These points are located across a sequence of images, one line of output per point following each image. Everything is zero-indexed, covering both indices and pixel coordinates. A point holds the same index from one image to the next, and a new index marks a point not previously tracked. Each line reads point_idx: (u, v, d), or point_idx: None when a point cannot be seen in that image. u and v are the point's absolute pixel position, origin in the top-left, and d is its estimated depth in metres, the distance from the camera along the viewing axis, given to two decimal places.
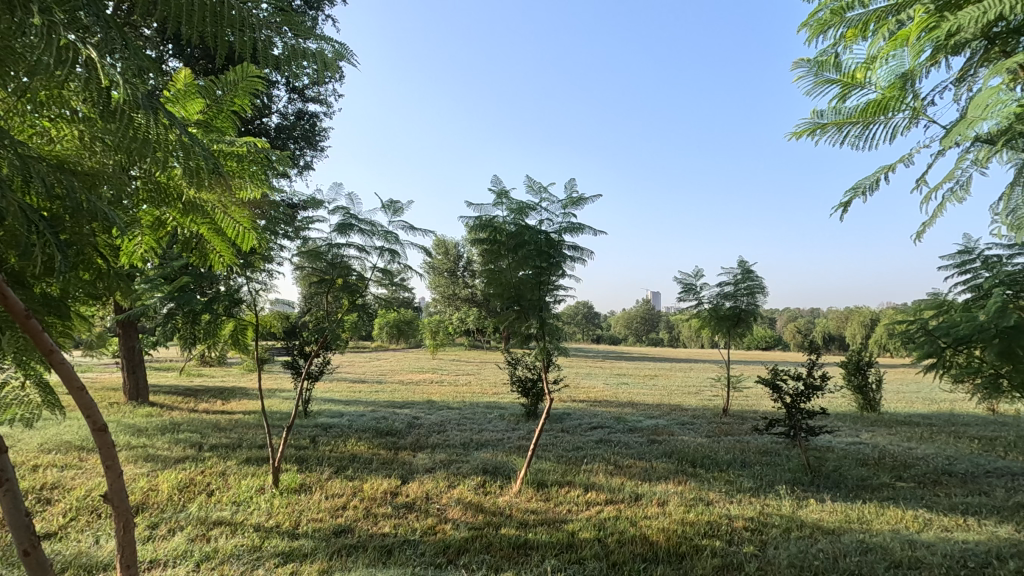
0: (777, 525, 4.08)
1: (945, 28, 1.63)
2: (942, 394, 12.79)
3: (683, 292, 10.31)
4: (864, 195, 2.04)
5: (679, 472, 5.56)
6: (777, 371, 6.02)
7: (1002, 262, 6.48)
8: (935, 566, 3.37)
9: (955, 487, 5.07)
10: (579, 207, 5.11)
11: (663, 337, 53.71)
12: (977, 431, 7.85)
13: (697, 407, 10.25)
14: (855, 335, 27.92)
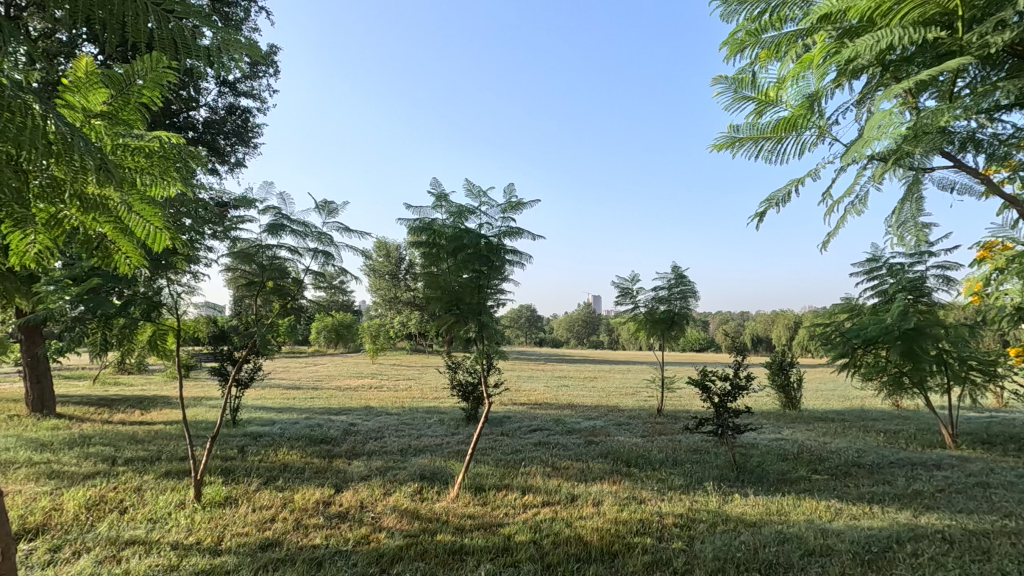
0: (704, 521, 4.26)
1: (843, 55, 1.79)
2: (854, 391, 13.79)
3: (620, 296, 10.61)
4: (777, 207, 2.17)
5: (614, 472, 5.70)
6: (706, 372, 6.30)
7: (905, 270, 7.07)
8: (843, 552, 3.62)
9: (863, 478, 5.47)
10: (518, 211, 5.15)
11: (603, 340, 55.06)
12: (883, 425, 8.51)
13: (633, 408, 10.54)
14: (780, 337, 29.63)
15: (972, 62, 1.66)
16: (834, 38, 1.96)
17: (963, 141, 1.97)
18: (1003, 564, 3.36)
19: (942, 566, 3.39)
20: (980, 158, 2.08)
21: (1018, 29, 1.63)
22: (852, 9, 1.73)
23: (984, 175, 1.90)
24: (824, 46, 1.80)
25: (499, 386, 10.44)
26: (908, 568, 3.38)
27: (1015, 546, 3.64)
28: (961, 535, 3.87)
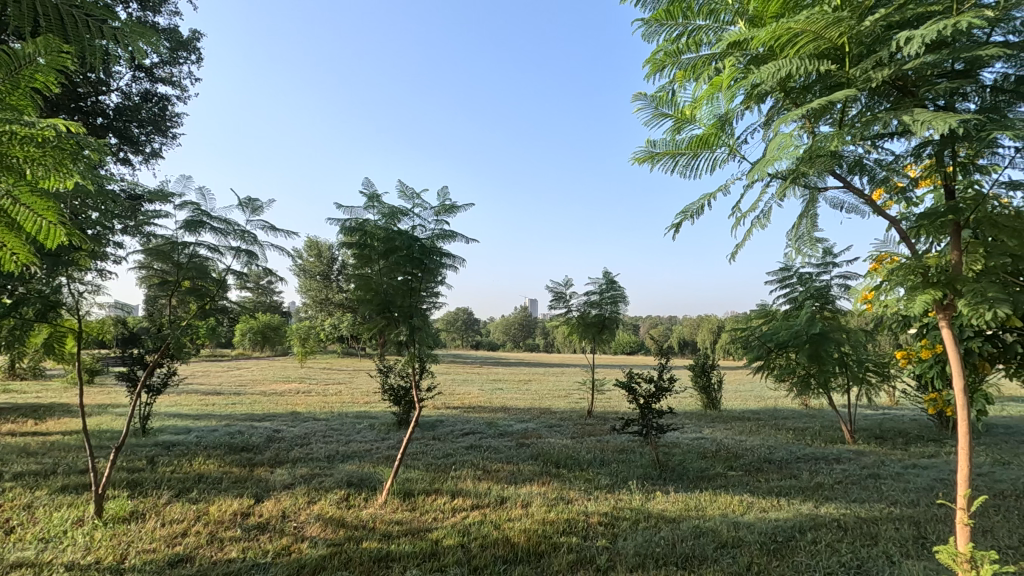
0: (627, 518, 4.41)
1: (749, 80, 1.95)
2: (768, 392, 14.74)
3: (553, 300, 10.80)
4: (692, 219, 2.30)
5: (544, 474, 5.80)
6: (632, 374, 6.53)
7: (812, 278, 7.63)
8: (752, 543, 3.86)
9: (773, 473, 5.85)
10: (451, 215, 5.15)
11: (539, 343, 55.76)
12: (793, 423, 9.15)
13: (565, 410, 10.75)
14: (704, 340, 31.13)
15: (857, 93, 1.86)
16: (742, 66, 2.14)
17: (852, 165, 2.19)
18: (888, 548, 3.71)
19: (837, 552, 3.69)
20: (867, 181, 2.31)
21: (895, 66, 1.85)
22: (758, 38, 1.90)
23: (870, 197, 2.11)
24: (733, 70, 1.96)
25: (432, 390, 10.33)
26: (808, 554, 3.66)
27: (898, 530, 4.03)
28: (854, 523, 4.24)
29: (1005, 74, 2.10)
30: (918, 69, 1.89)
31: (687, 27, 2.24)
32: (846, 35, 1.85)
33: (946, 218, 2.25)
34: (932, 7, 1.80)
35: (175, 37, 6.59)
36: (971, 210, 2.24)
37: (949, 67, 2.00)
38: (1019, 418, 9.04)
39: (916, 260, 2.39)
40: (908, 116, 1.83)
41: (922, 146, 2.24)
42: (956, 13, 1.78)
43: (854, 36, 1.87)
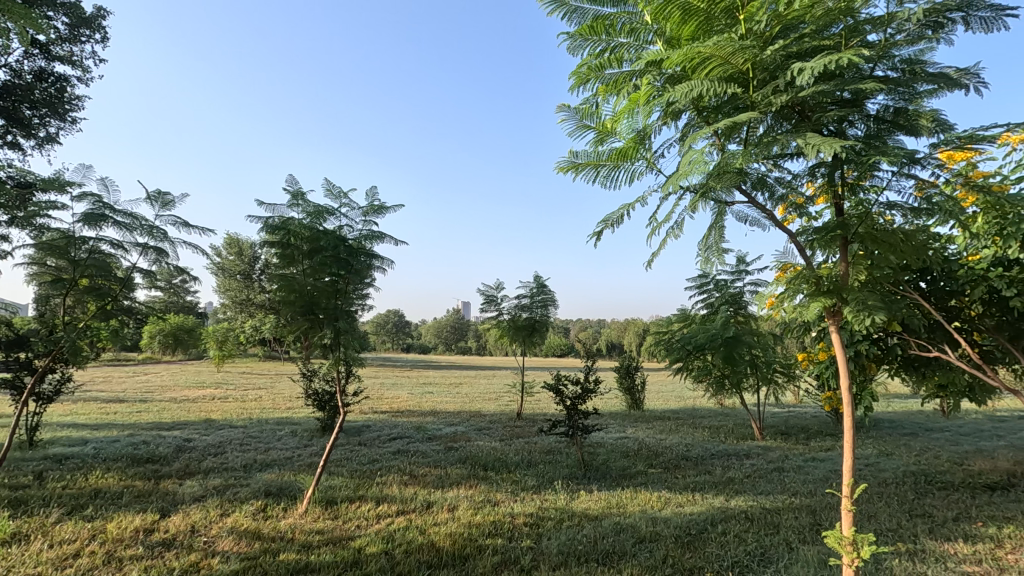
0: (551, 518, 4.50)
1: (664, 98, 2.06)
2: (688, 392, 15.52)
3: (484, 302, 10.84)
4: (612, 227, 2.40)
5: (471, 477, 5.80)
6: (559, 377, 6.68)
7: (727, 285, 8.10)
8: (667, 537, 4.05)
9: (689, 470, 6.17)
10: (380, 215, 5.06)
11: (471, 346, 55.66)
12: (709, 422, 9.67)
13: (494, 413, 10.80)
14: (631, 343, 32.21)
15: (759, 115, 2.02)
16: (659, 85, 2.26)
17: (756, 182, 2.36)
18: (788, 535, 4.02)
19: (743, 542, 3.95)
20: (770, 196, 2.50)
21: (791, 93, 2.02)
22: (672, 59, 2.02)
23: (770, 211, 2.28)
24: (650, 87, 2.07)
25: (358, 394, 10.06)
26: (717, 545, 3.88)
27: (797, 519, 4.37)
28: (759, 514, 4.55)
29: (885, 106, 2.35)
30: (812, 97, 2.08)
31: (610, 43, 2.34)
32: (750, 61, 2.00)
33: (836, 233, 2.48)
34: (824, 42, 2.00)
35: (77, 13, 6.07)
36: (856, 225, 2.48)
37: (839, 97, 2.21)
38: (901, 414, 10.05)
39: (811, 270, 2.61)
40: (802, 140, 2.01)
41: (816, 167, 2.45)
42: (844, 49, 1.97)
43: (757, 63, 2.04)
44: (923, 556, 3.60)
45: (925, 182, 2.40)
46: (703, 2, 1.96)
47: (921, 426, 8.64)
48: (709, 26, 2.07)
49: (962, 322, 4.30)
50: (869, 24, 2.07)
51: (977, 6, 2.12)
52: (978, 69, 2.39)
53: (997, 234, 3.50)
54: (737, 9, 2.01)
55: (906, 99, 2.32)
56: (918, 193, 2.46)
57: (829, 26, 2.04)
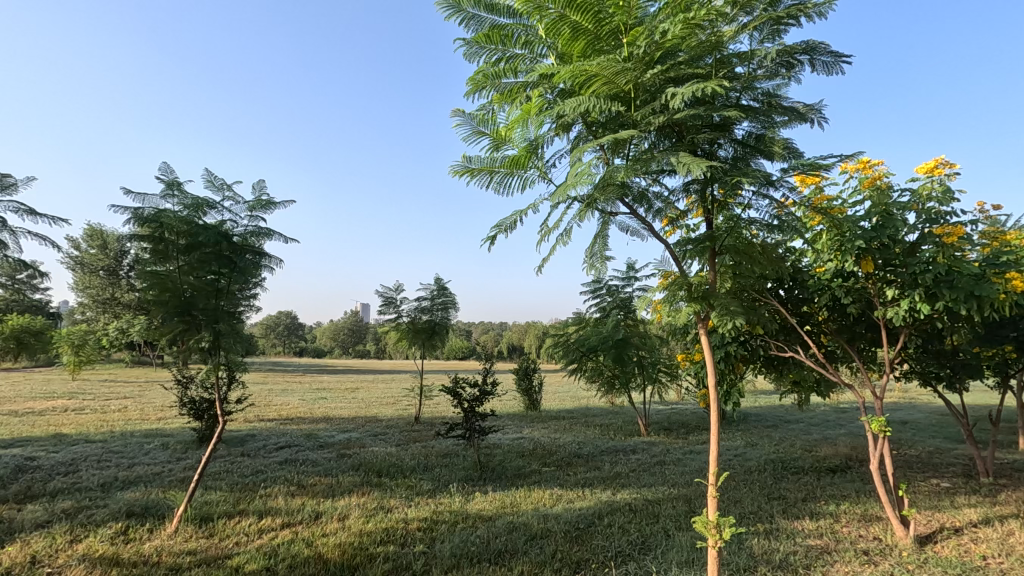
0: (445, 521, 4.49)
1: (554, 110, 2.17)
2: (582, 392, 16.18)
3: (383, 305, 10.57)
4: (506, 233, 2.46)
5: (364, 484, 5.62)
6: (457, 379, 6.68)
7: (618, 290, 8.57)
8: (557, 532, 4.20)
9: (580, 467, 6.44)
10: (268, 211, 4.77)
11: (369, 349, 53.93)
12: (600, 420, 10.16)
13: (391, 418, 10.56)
14: (530, 346, 32.91)
15: (639, 133, 2.18)
16: (550, 98, 2.37)
17: (638, 195, 2.54)
18: (666, 523, 4.33)
19: (626, 532, 4.20)
20: (649, 209, 2.69)
21: (666, 115, 2.21)
22: (562, 74, 2.13)
23: (649, 223, 2.46)
24: (541, 100, 2.17)
25: (242, 403, 9.35)
26: (603, 537, 4.09)
27: (674, 508, 4.73)
28: (642, 505, 4.87)
29: (749, 132, 2.63)
30: (685, 120, 2.28)
31: (505, 53, 2.41)
32: (632, 83, 2.16)
33: (706, 244, 2.73)
34: (697, 70, 2.20)
35: None
36: (723, 239, 2.75)
37: (710, 121, 2.43)
38: (765, 408, 11.21)
39: (686, 278, 2.84)
40: (676, 159, 2.20)
41: (690, 184, 2.68)
42: (712, 79, 2.19)
43: (637, 85, 2.20)
44: (777, 534, 4.05)
45: (780, 202, 2.71)
46: (591, 22, 2.09)
47: (780, 419, 9.69)
48: (596, 46, 2.21)
49: (811, 325, 4.88)
50: (734, 58, 2.31)
51: (819, 51, 2.45)
52: (821, 106, 2.75)
53: (838, 249, 4.01)
54: (622, 32, 2.16)
55: (765, 127, 2.61)
56: (774, 213, 2.78)
57: (701, 57, 2.25)
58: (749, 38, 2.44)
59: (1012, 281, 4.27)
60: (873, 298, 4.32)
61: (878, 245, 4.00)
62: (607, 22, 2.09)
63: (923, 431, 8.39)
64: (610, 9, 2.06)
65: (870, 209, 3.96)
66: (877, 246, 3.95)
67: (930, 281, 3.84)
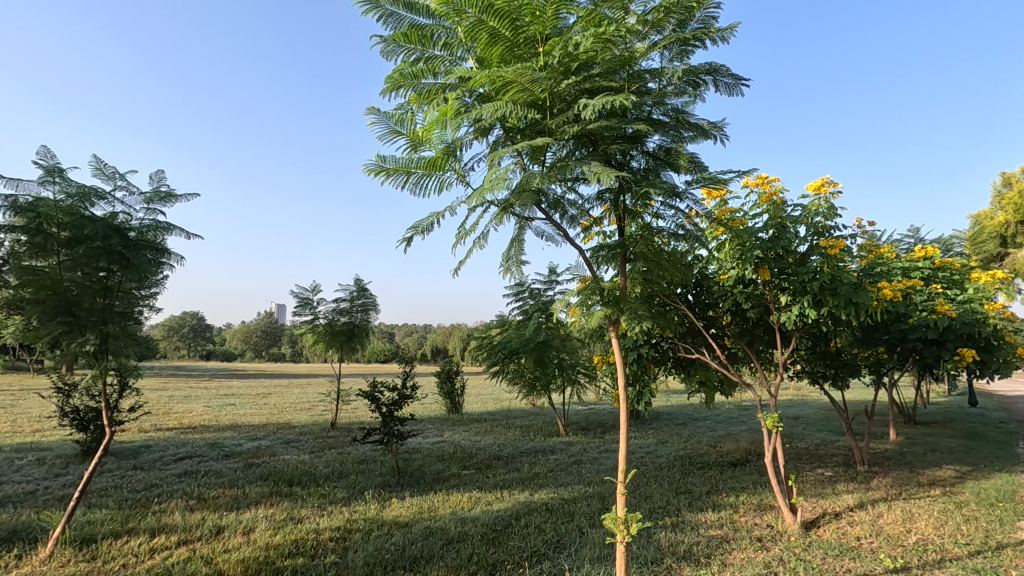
0: (359, 530, 4.35)
1: (472, 114, 2.18)
2: (504, 394, 16.31)
3: (298, 306, 10.11)
4: (422, 234, 2.43)
5: (273, 495, 5.34)
6: (375, 383, 6.50)
7: (540, 293, 8.71)
8: (474, 535, 4.20)
9: (500, 468, 6.47)
10: (166, 204, 4.42)
11: (285, 352, 51.37)
12: (521, 422, 10.28)
13: (305, 424, 10.12)
14: (454, 348, 32.76)
15: (554, 141, 2.23)
16: (468, 101, 2.37)
17: (553, 202, 2.60)
18: (580, 521, 4.45)
19: (542, 532, 4.27)
20: (564, 215, 2.76)
21: (579, 124, 2.27)
22: (479, 78, 2.14)
23: (563, 228, 2.52)
24: (459, 103, 2.17)
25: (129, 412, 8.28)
26: (519, 538, 4.14)
27: (588, 506, 4.87)
28: (558, 504, 4.97)
29: (659, 145, 2.76)
30: (599, 130, 2.35)
31: (425, 53, 2.40)
32: (547, 91, 2.21)
33: (617, 251, 2.84)
34: (612, 83, 2.28)
35: None
36: (633, 246, 2.87)
37: (624, 132, 2.53)
38: (675, 407, 11.83)
39: (597, 283, 2.94)
40: (588, 167, 2.27)
41: (603, 192, 2.78)
42: (623, 93, 2.28)
43: (552, 93, 2.25)
44: (682, 526, 4.28)
45: (685, 212, 2.87)
46: (508, 29, 2.12)
47: (689, 417, 10.25)
48: (514, 53, 2.24)
49: (716, 328, 5.21)
50: (646, 74, 2.42)
51: (721, 72, 2.63)
52: (723, 124, 2.95)
53: (739, 257, 4.31)
54: (538, 41, 2.22)
55: (673, 141, 2.75)
56: (680, 223, 2.94)
57: (614, 70, 2.35)
58: (659, 55, 2.57)
59: (883, 289, 4.78)
60: (769, 303, 4.68)
61: (774, 255, 4.34)
62: (523, 30, 2.13)
63: (812, 425, 9.20)
64: (527, 18, 2.10)
65: (767, 221, 4.28)
66: (772, 255, 4.28)
67: (817, 289, 4.21)
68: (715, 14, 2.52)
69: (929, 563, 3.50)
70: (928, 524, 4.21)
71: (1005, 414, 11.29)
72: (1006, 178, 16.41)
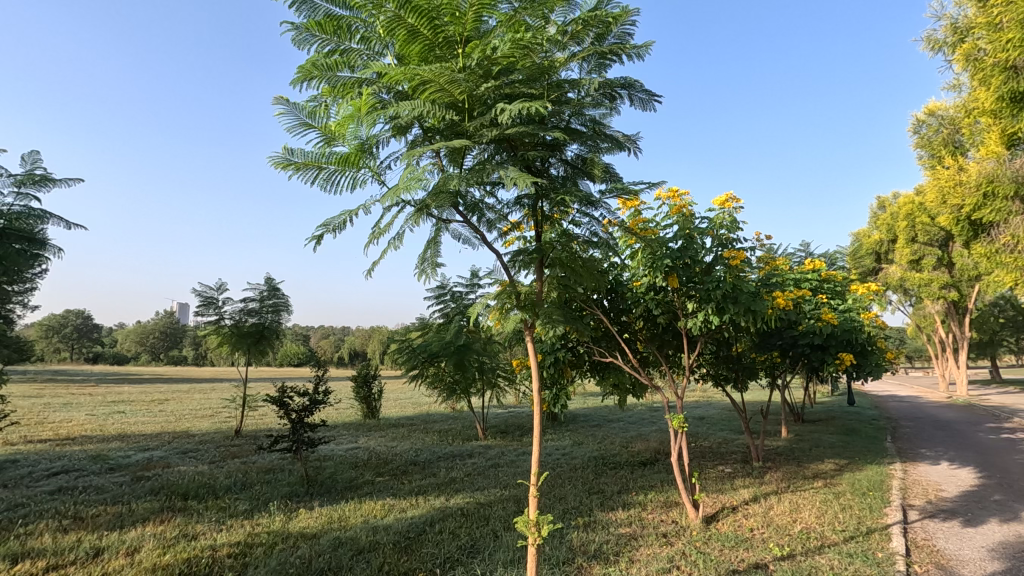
0: (261, 544, 4.10)
1: (388, 111, 2.13)
2: (423, 398, 16.08)
3: (200, 305, 9.40)
4: (334, 232, 2.34)
5: (163, 511, 4.90)
6: (285, 389, 6.13)
7: (462, 297, 8.65)
8: (386, 544, 4.08)
9: (415, 474, 6.35)
10: (40, 189, 3.96)
11: (186, 355, 47.62)
12: (439, 426, 10.16)
13: (206, 432, 9.42)
14: (373, 352, 31.84)
15: (471, 144, 2.22)
16: (385, 97, 2.32)
17: (470, 205, 2.58)
18: (495, 525, 4.45)
19: (456, 537, 4.23)
20: (482, 219, 2.75)
21: (498, 129, 2.28)
22: (395, 75, 2.10)
23: (479, 232, 2.51)
24: (373, 99, 2.11)
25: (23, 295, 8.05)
26: (433, 544, 4.07)
27: (504, 509, 4.89)
28: (473, 509, 4.95)
29: (577, 155, 2.83)
30: (517, 135, 2.36)
31: (340, 46, 2.32)
32: (466, 93, 2.20)
33: (534, 256, 2.88)
34: (531, 89, 2.30)
35: None
36: (549, 252, 2.92)
37: (543, 140, 2.56)
38: (592, 409, 12.18)
39: (513, 287, 2.96)
40: (505, 172, 2.27)
41: (521, 198, 2.80)
42: (542, 100, 2.31)
43: (470, 96, 2.24)
44: (593, 526, 4.40)
45: (600, 220, 2.96)
46: (426, 27, 2.09)
47: (604, 419, 10.60)
48: (433, 53, 2.22)
49: (629, 333, 5.42)
50: (565, 84, 2.47)
51: (635, 87, 2.74)
52: (637, 137, 3.07)
53: (652, 266, 4.50)
54: (458, 42, 2.21)
55: (589, 151, 2.82)
56: (595, 231, 3.02)
57: (534, 78, 2.37)
58: (579, 66, 2.63)
59: (777, 298, 5.20)
60: (677, 310, 4.93)
61: (683, 264, 4.58)
62: (442, 30, 2.11)
63: (715, 425, 9.80)
64: (446, 18, 2.09)
65: (677, 232, 4.51)
66: (681, 264, 4.52)
67: (720, 297, 4.49)
68: (631, 31, 2.63)
69: (811, 550, 3.82)
70: (811, 514, 4.61)
71: (876, 412, 12.65)
72: (881, 202, 18.41)
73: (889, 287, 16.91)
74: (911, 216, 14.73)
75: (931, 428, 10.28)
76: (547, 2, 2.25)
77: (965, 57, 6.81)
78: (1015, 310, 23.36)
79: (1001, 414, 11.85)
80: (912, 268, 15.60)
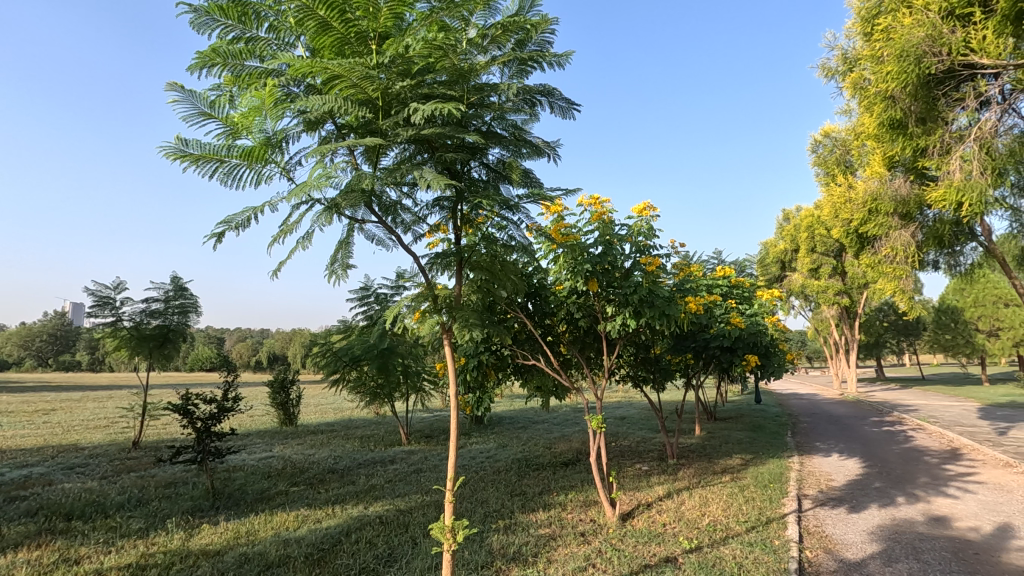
0: (156, 565, 3.78)
1: (295, 106, 2.05)
2: (347, 403, 15.56)
3: (94, 305, 8.58)
4: (236, 229, 2.22)
5: (41, 534, 4.41)
6: (189, 395, 5.70)
7: (387, 298, 8.43)
8: (297, 557, 3.89)
9: (333, 482, 6.12)
10: None
11: (79, 360, 43.31)
12: (361, 432, 9.86)
13: (98, 444, 8.59)
14: (295, 356, 30.44)
15: (384, 142, 2.16)
16: (293, 90, 2.23)
17: (386, 206, 2.52)
18: (413, 532, 4.38)
19: (373, 546, 4.11)
20: (399, 220, 2.69)
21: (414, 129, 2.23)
22: (303, 68, 2.02)
23: (394, 233, 2.45)
24: (278, 92, 2.02)
25: None
26: (348, 555, 3.93)
27: (423, 515, 4.82)
28: (393, 516, 4.85)
29: (497, 158, 2.83)
30: (433, 136, 2.32)
31: (246, 33, 2.20)
32: (380, 91, 2.16)
33: (452, 258, 2.84)
34: (449, 91, 2.26)
35: None
36: (468, 254, 2.89)
37: (462, 142, 2.53)
38: (518, 411, 12.29)
39: (432, 289, 2.91)
40: (419, 173, 2.22)
41: (441, 200, 2.76)
42: (459, 102, 2.28)
43: (386, 92, 2.19)
44: (513, 528, 4.42)
45: (520, 223, 2.96)
46: (338, 21, 2.03)
47: (529, 420, 10.71)
48: (347, 48, 2.16)
49: (552, 335, 5.51)
50: (485, 86, 2.46)
51: (555, 95, 2.78)
52: (556, 144, 3.12)
53: (573, 270, 4.61)
54: (372, 39, 2.16)
55: (510, 156, 2.83)
56: (515, 235, 3.02)
57: (454, 80, 2.34)
58: (500, 71, 2.64)
59: (690, 303, 5.46)
60: (597, 313, 5.07)
61: (603, 269, 4.70)
62: (354, 25, 2.06)
63: (634, 425, 10.17)
64: (358, 13, 2.04)
65: (598, 238, 4.63)
66: (601, 269, 4.64)
67: (636, 301, 4.64)
68: (550, 39, 2.67)
69: (717, 541, 4.04)
70: (717, 507, 4.88)
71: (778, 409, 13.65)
72: (786, 215, 19.87)
73: (792, 293, 18.31)
74: (811, 229, 16.05)
75: (825, 423, 11.23)
76: (466, 5, 2.25)
77: (853, 85, 7.51)
78: (896, 315, 26.04)
79: (883, 409, 13.15)
80: (811, 276, 16.97)
